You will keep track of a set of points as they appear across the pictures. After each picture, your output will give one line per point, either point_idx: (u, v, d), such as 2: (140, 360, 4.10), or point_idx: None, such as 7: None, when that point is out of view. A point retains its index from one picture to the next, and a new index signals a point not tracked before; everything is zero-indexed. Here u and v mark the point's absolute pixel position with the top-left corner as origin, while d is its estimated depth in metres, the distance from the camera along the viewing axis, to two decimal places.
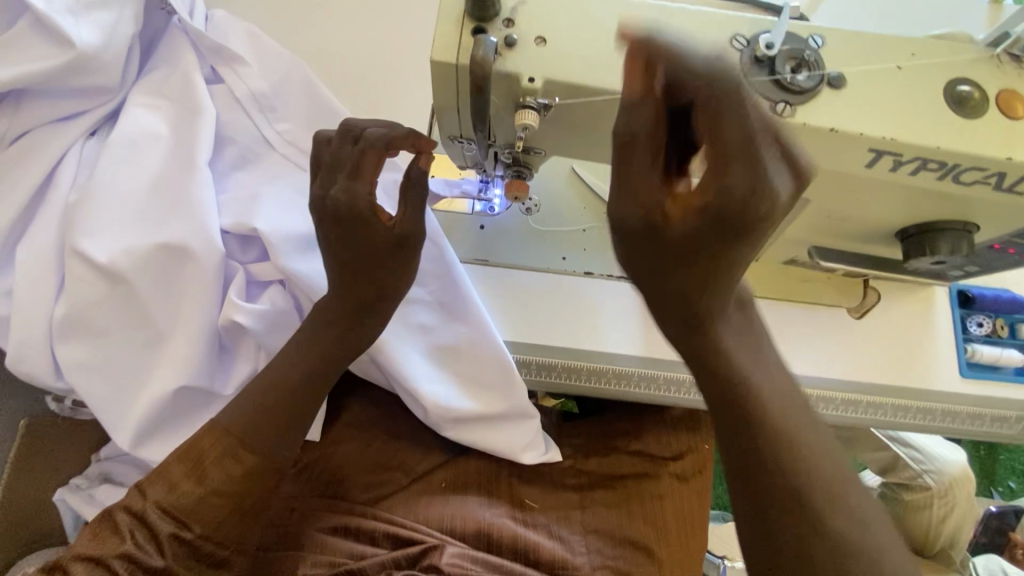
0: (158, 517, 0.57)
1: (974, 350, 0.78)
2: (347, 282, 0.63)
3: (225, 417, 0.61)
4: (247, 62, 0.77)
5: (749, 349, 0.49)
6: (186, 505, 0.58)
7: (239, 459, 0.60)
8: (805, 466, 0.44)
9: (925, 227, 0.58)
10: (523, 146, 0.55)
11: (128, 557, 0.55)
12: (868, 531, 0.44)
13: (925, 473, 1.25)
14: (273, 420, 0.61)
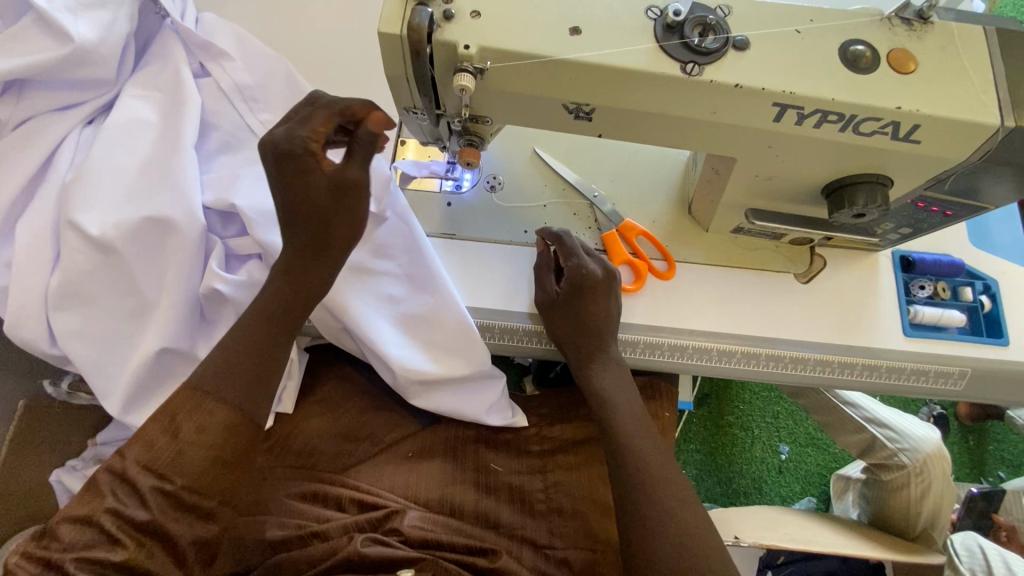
0: (139, 475, 0.54)
1: (916, 311, 0.82)
2: (294, 228, 0.62)
3: (202, 370, 0.59)
4: (231, 57, 0.84)
5: (619, 387, 0.76)
6: (162, 459, 0.55)
7: (209, 409, 0.57)
8: (647, 472, 0.69)
9: (846, 180, 0.63)
10: (470, 114, 0.61)
11: (114, 513, 0.53)
12: (689, 511, 0.67)
13: (899, 451, 1.28)
14: (242, 368, 0.59)
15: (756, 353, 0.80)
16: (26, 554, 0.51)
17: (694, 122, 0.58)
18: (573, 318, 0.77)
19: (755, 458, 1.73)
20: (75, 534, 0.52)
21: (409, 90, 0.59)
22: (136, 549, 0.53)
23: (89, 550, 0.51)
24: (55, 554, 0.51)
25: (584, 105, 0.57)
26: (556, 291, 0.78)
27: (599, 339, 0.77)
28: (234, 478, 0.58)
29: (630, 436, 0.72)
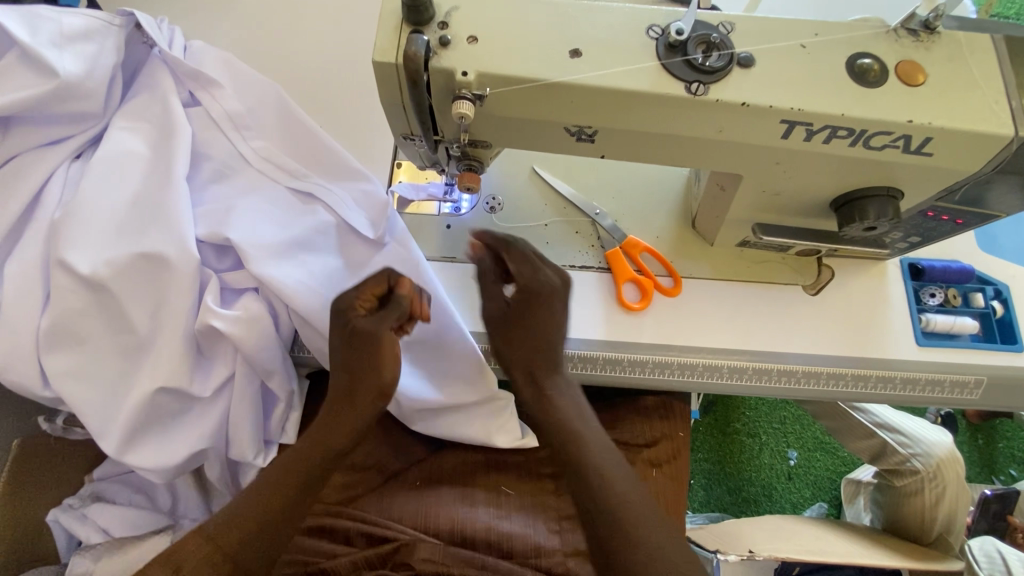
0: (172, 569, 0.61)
1: (929, 320, 0.80)
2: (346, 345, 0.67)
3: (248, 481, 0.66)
4: (223, 86, 0.82)
5: (579, 413, 0.70)
6: (192, 560, 0.62)
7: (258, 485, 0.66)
8: (616, 505, 0.63)
9: (853, 194, 0.63)
10: (469, 139, 0.59)
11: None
12: (664, 552, 0.61)
13: (912, 457, 1.26)
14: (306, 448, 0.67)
15: (768, 369, 0.78)
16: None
17: (699, 141, 0.56)
18: (507, 330, 0.73)
19: (764, 464, 1.71)
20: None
21: (406, 118, 0.57)
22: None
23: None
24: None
25: (586, 127, 0.56)
26: (505, 301, 0.74)
27: (553, 357, 0.72)
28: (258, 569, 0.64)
29: (581, 444, 0.67)
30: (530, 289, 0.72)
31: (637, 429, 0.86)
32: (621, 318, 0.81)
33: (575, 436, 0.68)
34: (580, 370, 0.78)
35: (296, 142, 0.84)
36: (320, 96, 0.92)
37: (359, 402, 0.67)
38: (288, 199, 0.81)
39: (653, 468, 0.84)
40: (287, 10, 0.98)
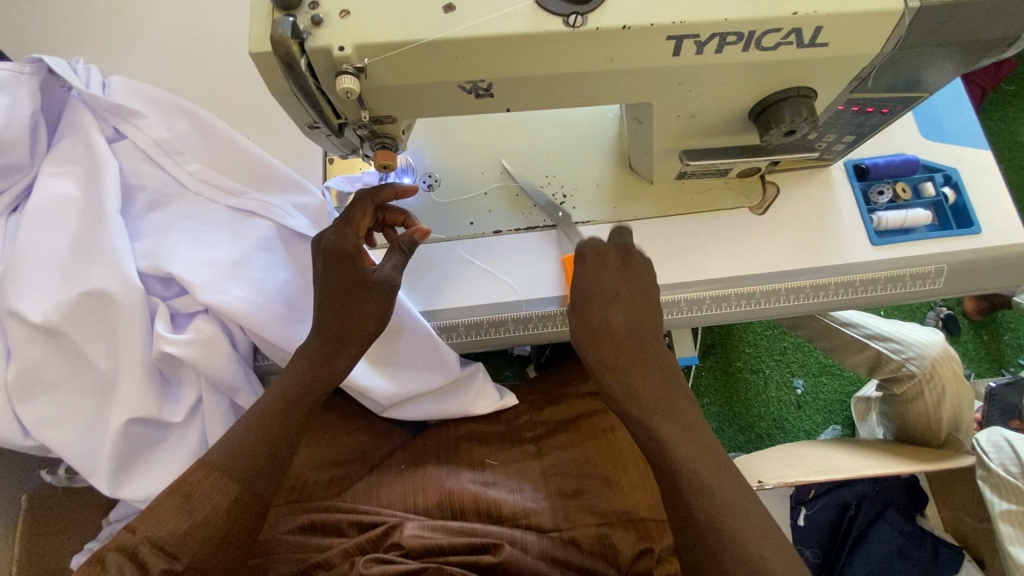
0: (148, 552, 0.59)
1: (879, 218, 0.79)
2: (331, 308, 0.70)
3: (210, 454, 0.65)
4: (143, 114, 0.82)
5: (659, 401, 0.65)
6: (173, 539, 0.60)
7: (214, 480, 0.63)
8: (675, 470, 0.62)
9: (767, 102, 0.62)
10: (371, 116, 0.60)
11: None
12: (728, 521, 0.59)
13: (907, 361, 1.25)
14: (264, 451, 0.66)
15: (727, 295, 0.78)
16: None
17: (594, 75, 0.56)
18: (585, 300, 0.72)
19: (771, 398, 1.71)
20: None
21: (301, 107, 0.57)
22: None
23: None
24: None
25: (479, 82, 0.56)
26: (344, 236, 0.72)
27: (611, 298, 0.71)
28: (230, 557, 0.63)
29: (691, 457, 0.61)
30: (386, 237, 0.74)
31: None
32: (574, 269, 0.80)
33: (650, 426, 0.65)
34: (540, 328, 0.80)
35: (227, 158, 0.84)
36: (246, 108, 0.92)
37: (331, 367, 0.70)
38: (228, 217, 0.81)
39: None
40: (199, 28, 0.97)
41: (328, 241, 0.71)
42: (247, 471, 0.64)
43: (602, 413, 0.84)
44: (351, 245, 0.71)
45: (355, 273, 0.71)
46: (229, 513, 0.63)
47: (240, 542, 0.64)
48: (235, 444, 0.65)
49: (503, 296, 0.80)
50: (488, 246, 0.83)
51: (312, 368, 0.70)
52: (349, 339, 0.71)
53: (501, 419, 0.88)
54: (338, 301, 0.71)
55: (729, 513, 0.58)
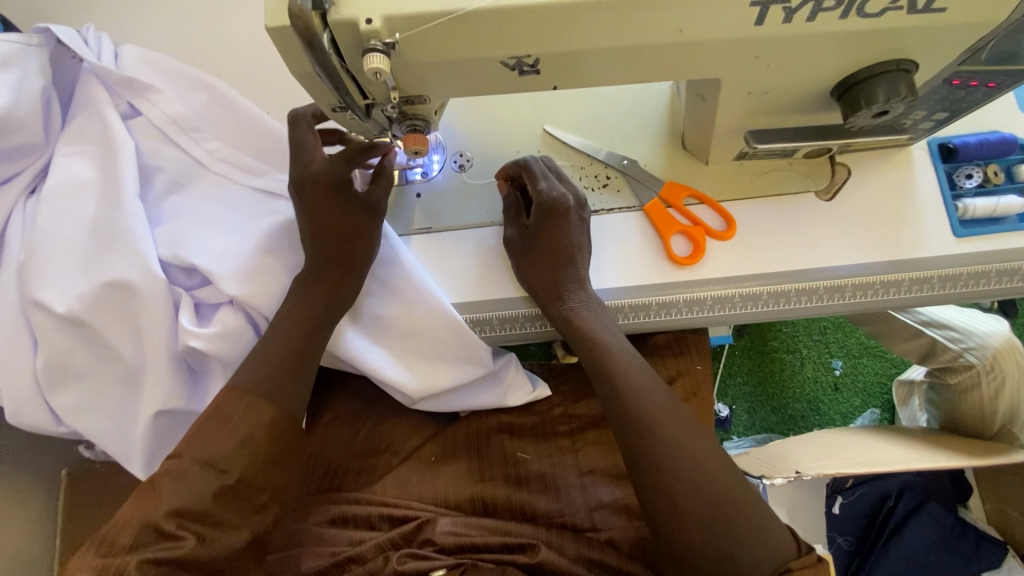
0: (197, 471, 0.58)
1: (965, 206, 0.71)
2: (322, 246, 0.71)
3: (239, 380, 0.65)
4: (158, 89, 0.77)
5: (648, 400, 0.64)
6: (220, 455, 0.59)
7: (248, 429, 0.62)
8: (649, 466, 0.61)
9: (855, 78, 0.54)
10: (401, 96, 0.53)
11: (176, 512, 0.56)
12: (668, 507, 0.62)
13: (966, 352, 1.13)
14: (286, 380, 0.66)
15: (785, 290, 0.71)
16: (88, 556, 0.54)
17: (661, 48, 0.48)
18: (532, 258, 0.73)
19: (807, 379, 1.60)
20: (136, 535, 0.55)
21: (324, 88, 0.51)
22: (196, 542, 0.56)
23: (154, 551, 0.54)
24: (118, 562, 0.53)
25: (524, 57, 0.49)
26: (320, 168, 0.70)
27: (565, 260, 0.72)
28: (276, 476, 0.63)
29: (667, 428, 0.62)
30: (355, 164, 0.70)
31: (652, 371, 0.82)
32: (618, 260, 0.74)
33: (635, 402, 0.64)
34: None
35: (249, 135, 0.79)
36: (266, 79, 0.86)
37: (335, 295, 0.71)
38: (251, 199, 0.77)
39: None
40: None
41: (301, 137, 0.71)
42: (280, 391, 0.65)
43: None
44: (326, 172, 0.70)
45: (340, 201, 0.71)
46: (272, 430, 0.63)
47: (284, 459, 0.64)
48: (264, 389, 0.65)
49: None
50: None
51: (317, 302, 0.70)
52: (345, 263, 0.72)
53: (534, 410, 0.82)
54: (331, 236, 0.71)
55: (684, 445, 0.61)
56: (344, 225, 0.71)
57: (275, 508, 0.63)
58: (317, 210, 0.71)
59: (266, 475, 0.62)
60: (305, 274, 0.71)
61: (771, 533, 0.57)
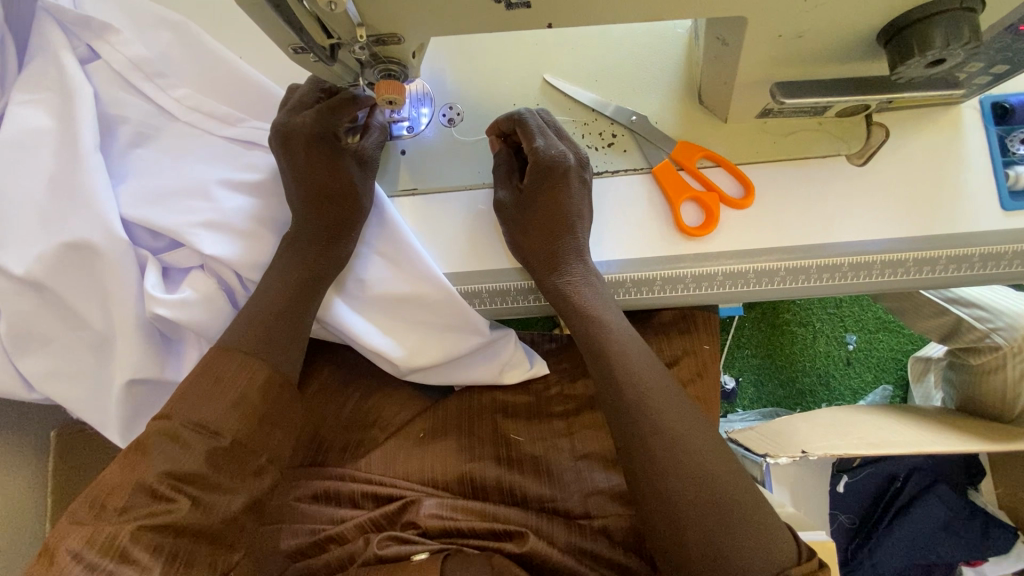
0: (189, 434, 0.55)
1: (1018, 175, 0.62)
2: (313, 207, 0.66)
3: (227, 339, 0.61)
4: (117, 28, 0.69)
5: (653, 378, 0.61)
6: (213, 416, 0.56)
7: (242, 390, 0.58)
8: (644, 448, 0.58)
9: (909, 18, 0.45)
10: (371, 35, 0.46)
11: (168, 475, 0.53)
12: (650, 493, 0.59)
13: (992, 333, 1.01)
14: (281, 340, 0.62)
15: (805, 267, 0.64)
16: (76, 520, 0.52)
17: None
18: (527, 226, 0.68)
19: (819, 353, 1.52)
20: (127, 499, 0.52)
21: (282, 24, 0.44)
22: (191, 506, 0.53)
23: (148, 515, 0.52)
24: (110, 527, 0.51)
25: None
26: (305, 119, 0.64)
27: (564, 229, 0.67)
28: (273, 438, 0.60)
29: (667, 410, 0.59)
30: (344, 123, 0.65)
31: (655, 349, 0.77)
32: (622, 229, 0.68)
33: (636, 381, 0.61)
34: None
35: (220, 81, 0.72)
36: None
37: (329, 259, 0.67)
38: (223, 151, 0.70)
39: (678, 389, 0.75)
40: None
41: (289, 93, 0.67)
42: (274, 349, 0.62)
43: None
44: (308, 123, 0.64)
45: (329, 158, 0.65)
46: (267, 390, 0.60)
47: (280, 421, 0.60)
48: (258, 345, 0.61)
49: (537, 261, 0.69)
50: None
51: (310, 268, 0.66)
52: (334, 223, 0.67)
53: (530, 389, 0.78)
54: (319, 197, 0.66)
55: (684, 441, 0.58)
56: (334, 185, 0.66)
57: (273, 471, 0.60)
58: (304, 167, 0.66)
59: (262, 437, 0.59)
60: (292, 236, 0.67)
61: (773, 541, 0.54)
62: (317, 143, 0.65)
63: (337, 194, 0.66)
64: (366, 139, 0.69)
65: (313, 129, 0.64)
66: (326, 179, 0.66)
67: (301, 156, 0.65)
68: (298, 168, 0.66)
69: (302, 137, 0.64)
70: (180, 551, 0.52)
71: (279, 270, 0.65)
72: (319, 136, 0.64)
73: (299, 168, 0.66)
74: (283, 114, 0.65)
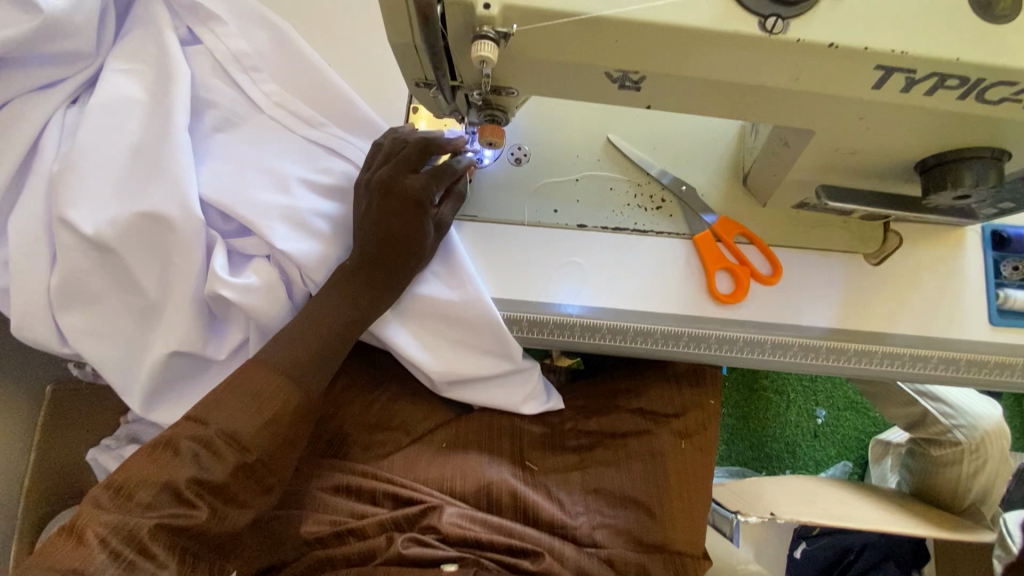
0: (222, 443, 0.57)
1: (1007, 296, 0.71)
2: (377, 243, 0.67)
3: (267, 353, 0.63)
4: (224, 21, 0.74)
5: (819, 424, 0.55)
6: (246, 432, 0.58)
7: (278, 409, 0.60)
8: None
9: (945, 156, 0.53)
10: (492, 85, 0.53)
11: (196, 481, 0.55)
12: None
13: (953, 429, 1.09)
14: (324, 363, 0.65)
15: (816, 346, 0.71)
16: (99, 503, 0.52)
17: (771, 91, 0.48)
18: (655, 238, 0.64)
19: (790, 423, 1.59)
20: (153, 496, 0.53)
21: (419, 62, 0.52)
22: (210, 514, 0.56)
23: (170, 516, 0.53)
24: (133, 520, 0.52)
25: (630, 72, 0.49)
26: (392, 176, 0.67)
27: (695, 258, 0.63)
28: (290, 459, 0.63)
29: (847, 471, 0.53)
30: (431, 178, 0.68)
31: (665, 398, 0.80)
32: (656, 284, 0.73)
33: None
34: (607, 341, 0.72)
35: (310, 87, 0.76)
36: (337, 39, 0.85)
37: (393, 279, 0.69)
38: (304, 150, 0.75)
39: (682, 440, 0.77)
40: None
41: (380, 143, 0.72)
42: (306, 376, 0.63)
43: (653, 436, 0.78)
44: (400, 178, 0.67)
45: (411, 211, 0.67)
46: (295, 414, 0.62)
47: (297, 443, 0.63)
48: (300, 354, 0.63)
49: (574, 303, 0.73)
50: (570, 240, 0.75)
51: (367, 279, 0.68)
52: (401, 265, 0.69)
53: (545, 420, 0.82)
54: (387, 233, 0.67)
55: None
56: (412, 233, 0.68)
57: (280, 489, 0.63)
58: (384, 219, 0.67)
59: (281, 457, 0.61)
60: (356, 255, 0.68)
61: None
62: (404, 201, 0.67)
63: (412, 239, 0.68)
64: (440, 206, 0.72)
65: (403, 185, 0.67)
66: (406, 227, 0.67)
67: (385, 203, 0.67)
68: (377, 219, 0.67)
69: (392, 193, 0.67)
70: (190, 552, 0.55)
71: (337, 278, 0.68)
72: (404, 193, 0.67)
73: (378, 221, 0.67)
74: (373, 175, 0.69)
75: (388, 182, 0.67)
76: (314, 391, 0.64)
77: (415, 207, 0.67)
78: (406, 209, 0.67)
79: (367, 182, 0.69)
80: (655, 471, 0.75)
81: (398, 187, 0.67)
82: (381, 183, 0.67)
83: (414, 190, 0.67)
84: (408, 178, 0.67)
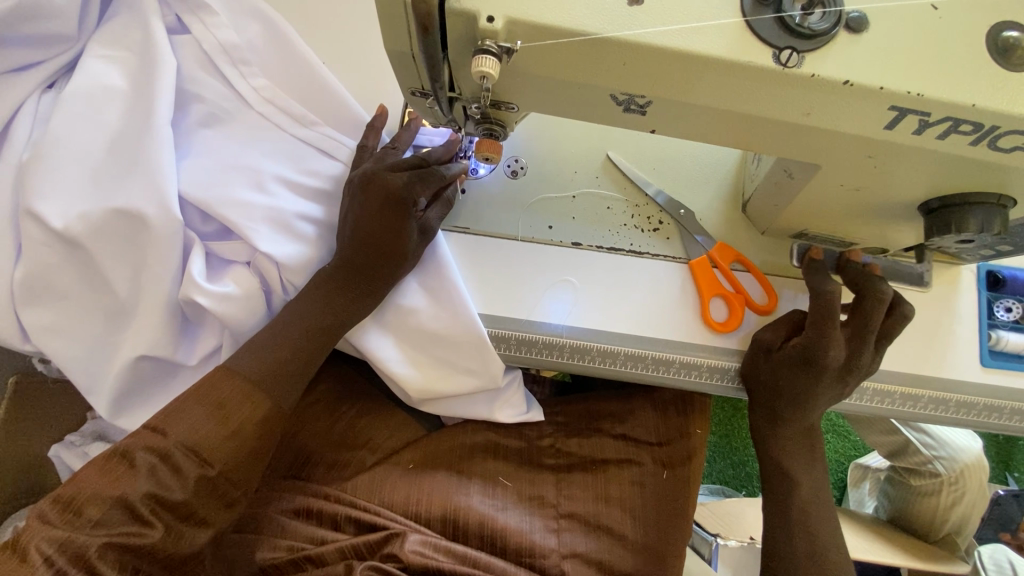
0: (181, 457, 0.54)
1: (999, 338, 0.71)
2: (358, 241, 0.64)
3: (237, 361, 0.59)
4: (215, 11, 0.70)
5: (798, 464, 0.66)
6: (207, 444, 0.55)
7: (241, 424, 0.57)
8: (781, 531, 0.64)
9: (949, 201, 0.52)
10: (491, 99, 0.52)
11: (153, 497, 0.52)
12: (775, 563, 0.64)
13: (936, 460, 1.06)
14: (294, 377, 0.62)
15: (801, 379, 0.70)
16: (46, 519, 0.49)
17: (779, 125, 0.46)
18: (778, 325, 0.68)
19: None
20: (105, 512, 0.50)
21: (416, 71, 0.50)
22: (165, 534, 0.53)
23: (122, 534, 0.50)
24: (81, 538, 0.49)
25: (637, 96, 0.47)
26: (374, 173, 0.64)
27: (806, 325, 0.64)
28: (255, 473, 0.59)
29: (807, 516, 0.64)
30: (414, 176, 0.64)
31: (651, 423, 0.78)
32: (648, 308, 0.72)
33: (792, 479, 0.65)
34: (598, 364, 0.69)
35: (302, 84, 0.74)
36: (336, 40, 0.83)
37: (374, 291, 0.66)
38: (293, 149, 0.72)
39: (663, 468, 0.76)
40: None
41: (364, 144, 0.69)
42: (277, 385, 0.60)
43: (634, 464, 0.76)
44: (381, 174, 0.64)
45: (391, 210, 0.63)
46: (261, 427, 0.59)
47: (263, 458, 0.60)
48: (272, 364, 0.60)
49: (563, 322, 0.71)
50: (562, 258, 0.73)
51: (345, 292, 0.65)
52: (381, 266, 0.65)
53: (523, 434, 0.80)
54: (368, 234, 0.64)
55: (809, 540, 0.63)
56: (393, 233, 0.64)
57: (241, 506, 0.60)
58: (363, 216, 0.64)
59: (244, 472, 0.58)
60: (339, 259, 0.65)
61: None
62: (385, 198, 0.63)
63: (394, 241, 0.65)
64: (428, 209, 0.69)
65: (385, 181, 0.63)
66: (387, 227, 0.64)
67: (371, 198, 0.63)
68: (356, 217, 0.64)
69: (373, 189, 0.63)
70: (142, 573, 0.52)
71: (316, 281, 0.65)
72: (386, 190, 0.63)
73: (358, 219, 0.64)
74: (357, 171, 0.66)
75: (371, 179, 0.64)
76: (283, 402, 0.61)
77: (397, 206, 0.64)
78: (388, 207, 0.63)
79: (351, 178, 0.66)
80: (636, 501, 0.74)
81: (380, 183, 0.63)
82: (364, 180, 0.64)
83: (395, 187, 0.63)
84: (391, 174, 0.64)
